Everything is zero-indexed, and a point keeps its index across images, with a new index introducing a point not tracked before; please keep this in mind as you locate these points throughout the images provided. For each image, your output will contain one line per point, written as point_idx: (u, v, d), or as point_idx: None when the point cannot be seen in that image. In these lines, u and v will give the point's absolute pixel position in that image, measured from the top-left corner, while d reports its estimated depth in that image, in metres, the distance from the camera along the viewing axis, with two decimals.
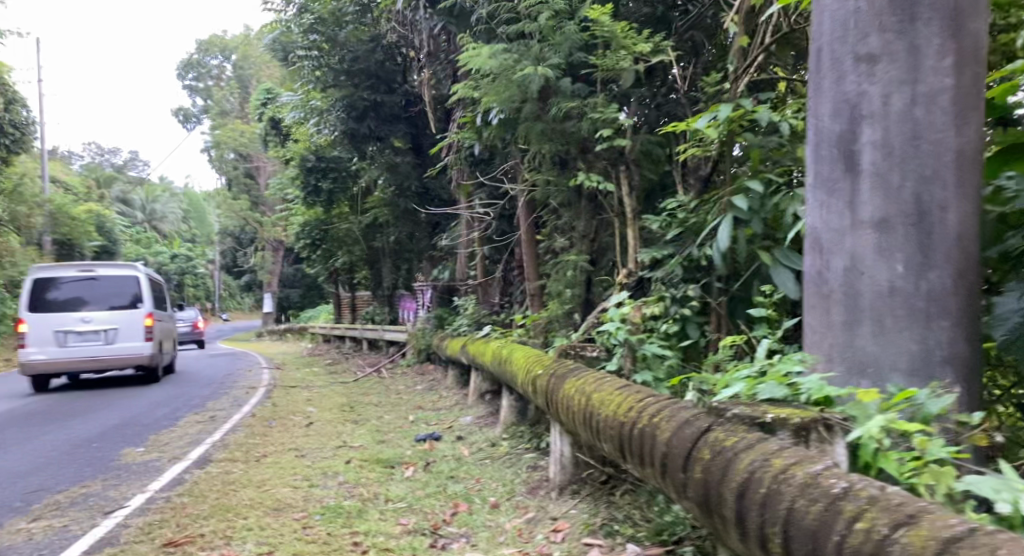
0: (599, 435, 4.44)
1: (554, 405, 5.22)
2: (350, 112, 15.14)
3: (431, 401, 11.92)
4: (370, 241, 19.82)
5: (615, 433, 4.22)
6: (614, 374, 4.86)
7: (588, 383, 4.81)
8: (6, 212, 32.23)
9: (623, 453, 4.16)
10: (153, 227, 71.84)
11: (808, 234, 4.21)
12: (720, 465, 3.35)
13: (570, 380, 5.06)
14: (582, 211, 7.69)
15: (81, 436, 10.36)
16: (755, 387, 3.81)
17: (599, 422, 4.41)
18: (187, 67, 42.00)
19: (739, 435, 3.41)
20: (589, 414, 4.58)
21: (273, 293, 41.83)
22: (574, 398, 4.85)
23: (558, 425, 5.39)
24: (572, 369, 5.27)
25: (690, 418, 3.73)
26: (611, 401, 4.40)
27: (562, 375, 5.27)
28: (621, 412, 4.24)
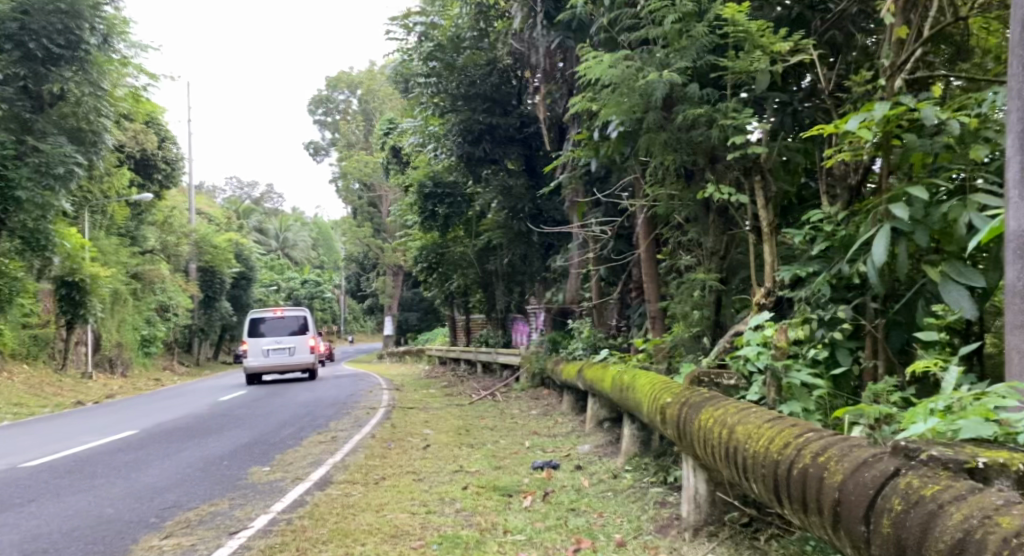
0: (747, 472, 3.95)
1: (689, 437, 4.75)
2: (466, 136, 15.04)
3: (547, 427, 11.56)
4: (484, 264, 19.70)
5: (767, 472, 3.73)
6: (757, 404, 4.38)
7: (731, 414, 4.32)
8: (154, 241, 34.18)
9: (777, 495, 3.66)
10: (284, 254, 74.62)
11: (1010, 240, 3.87)
12: (921, 517, 2.84)
13: (708, 409, 4.58)
14: (710, 226, 7.12)
15: (210, 454, 10.42)
16: (951, 424, 3.37)
17: (747, 457, 3.93)
18: (318, 103, 43.31)
19: (942, 483, 2.89)
20: (733, 448, 4.11)
21: (393, 317, 42.58)
22: (715, 429, 4.37)
23: (692, 459, 4.89)
24: (708, 397, 4.79)
25: (867, 459, 3.21)
26: (761, 435, 3.92)
27: (697, 403, 4.80)
28: (774, 448, 3.75)
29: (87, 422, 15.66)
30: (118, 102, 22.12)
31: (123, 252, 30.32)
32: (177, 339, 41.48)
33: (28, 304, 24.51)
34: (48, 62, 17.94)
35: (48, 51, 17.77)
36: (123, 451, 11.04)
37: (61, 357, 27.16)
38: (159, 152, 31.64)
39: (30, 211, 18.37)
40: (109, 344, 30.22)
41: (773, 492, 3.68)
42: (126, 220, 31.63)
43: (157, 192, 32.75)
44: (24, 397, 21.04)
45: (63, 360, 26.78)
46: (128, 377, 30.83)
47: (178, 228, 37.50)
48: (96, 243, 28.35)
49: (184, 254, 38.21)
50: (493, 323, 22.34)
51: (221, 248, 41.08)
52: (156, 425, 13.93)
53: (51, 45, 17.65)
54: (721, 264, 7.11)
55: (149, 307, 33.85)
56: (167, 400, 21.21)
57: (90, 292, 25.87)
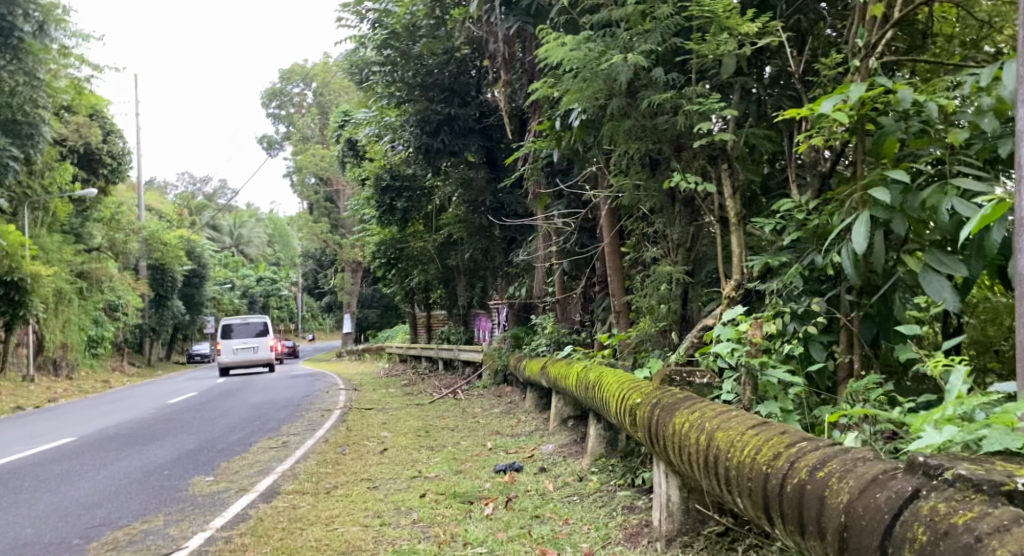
0: (732, 484, 3.68)
1: (661, 441, 4.45)
2: (424, 126, 14.52)
3: (509, 426, 11.23)
4: (444, 259, 19.28)
5: (758, 486, 3.45)
6: (736, 407, 4.11)
7: (708, 418, 4.05)
8: (101, 239, 33.23)
9: (769, 510, 3.39)
10: (240, 252, 73.46)
11: None
12: (953, 551, 2.56)
13: (682, 412, 4.29)
14: (675, 217, 6.79)
15: (154, 463, 9.92)
16: (973, 433, 3.13)
17: (733, 468, 3.65)
18: (271, 96, 42.35)
19: (975, 509, 2.62)
20: (716, 457, 3.82)
21: (352, 314, 41.94)
22: (692, 435, 4.08)
23: (664, 464, 4.61)
24: (682, 398, 4.49)
25: (878, 476, 2.97)
26: (748, 444, 3.65)
27: (670, 405, 4.50)
28: (766, 459, 3.48)
29: (29, 429, 14.98)
30: (60, 95, 21.29)
31: (69, 251, 29.34)
32: (127, 339, 40.45)
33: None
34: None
35: None
36: (62, 462, 10.49)
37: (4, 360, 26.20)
38: (103, 146, 30.57)
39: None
40: (53, 345, 29.24)
41: (765, 507, 3.41)
42: (71, 217, 30.62)
43: (103, 189, 31.77)
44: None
45: (5, 363, 25.80)
46: (73, 379, 29.93)
47: (127, 226, 36.49)
48: (39, 242, 27.34)
49: (134, 252, 37.20)
50: (454, 319, 21.95)
51: (171, 245, 40.08)
52: (101, 431, 13.34)
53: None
54: (688, 256, 6.78)
55: (97, 306, 32.89)
56: (117, 403, 20.54)
57: (33, 292, 24.96)
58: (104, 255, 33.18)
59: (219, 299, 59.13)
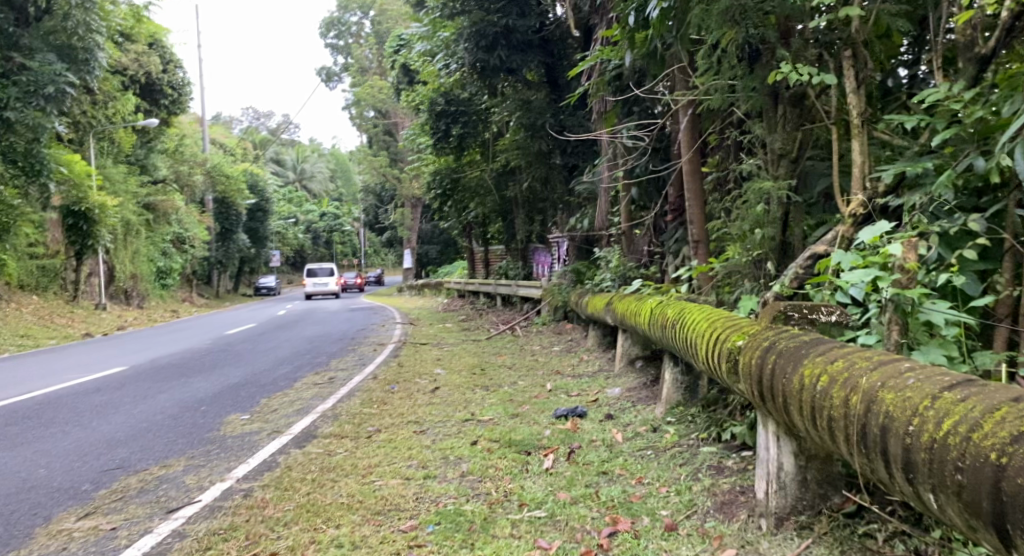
0: (917, 472, 2.89)
1: (779, 398, 3.56)
2: (479, 41, 13.58)
3: (571, 365, 10.32)
4: (502, 191, 18.32)
5: (982, 482, 2.68)
6: (891, 357, 3.27)
7: (864, 375, 3.19)
8: (165, 169, 33.10)
9: (1002, 519, 2.63)
10: (304, 186, 73.53)
11: None
12: None
13: (815, 364, 3.39)
14: (777, 121, 5.79)
15: (196, 396, 9.29)
16: None
17: (924, 451, 2.85)
18: (329, 26, 41.16)
19: None
20: (884, 431, 3.01)
21: (411, 250, 41.43)
22: (836, 398, 3.22)
23: (777, 427, 3.73)
24: (807, 344, 3.58)
25: None
26: (948, 417, 2.84)
27: (790, 353, 3.58)
28: (991, 446, 2.69)
29: (83, 357, 14.59)
30: (114, 19, 20.50)
31: (134, 181, 29.11)
32: (196, 271, 40.68)
33: (34, 234, 23.42)
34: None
35: None
36: (105, 392, 9.93)
37: (75, 289, 26.20)
38: (164, 76, 29.94)
39: (21, 134, 17.12)
40: (124, 275, 29.26)
41: (995, 514, 2.65)
42: (134, 148, 30.29)
43: (165, 119, 31.31)
44: (32, 329, 20.13)
45: (76, 291, 25.83)
46: (145, 308, 30.08)
47: (193, 159, 36.23)
48: (105, 172, 26.99)
49: (200, 184, 36.97)
50: (513, 253, 21.02)
51: (233, 177, 39.84)
52: (150, 363, 12.86)
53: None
54: (792, 167, 5.76)
55: (164, 239, 32.90)
56: (174, 333, 20.25)
57: (101, 222, 24.78)
58: (170, 186, 33.13)
59: (284, 234, 59.25)
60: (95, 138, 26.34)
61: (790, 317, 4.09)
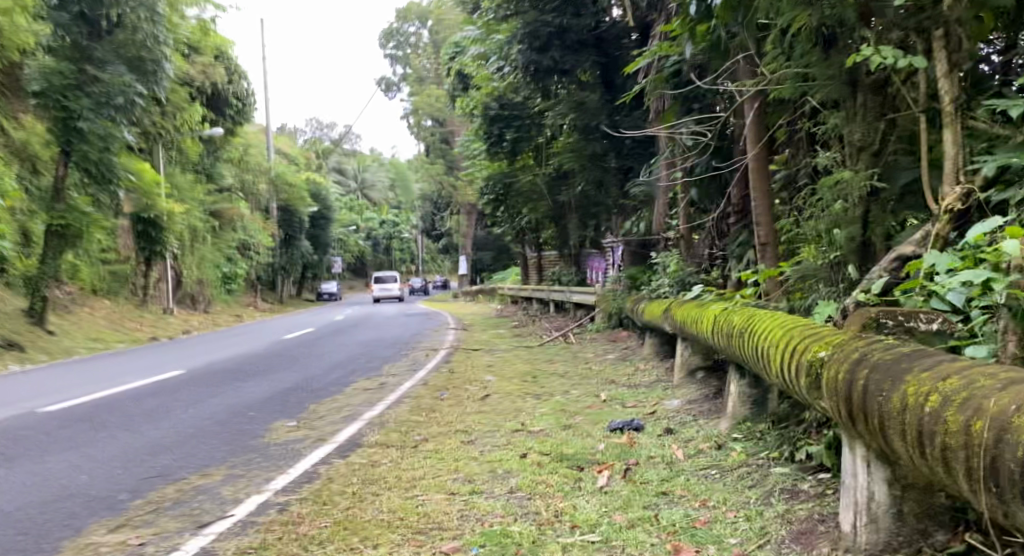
0: None
1: (874, 420, 3.11)
2: (533, 42, 13.32)
3: (626, 374, 9.91)
4: (556, 195, 17.96)
5: None
6: (1019, 374, 2.77)
7: (995, 395, 2.67)
8: (230, 177, 33.51)
9: None
10: (363, 194, 74.23)
11: None
12: None
13: (921, 381, 2.93)
14: (856, 111, 5.49)
15: (246, 400, 8.91)
16: None
17: None
18: (388, 36, 41.27)
19: None
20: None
21: (466, 257, 41.36)
22: (950, 423, 2.74)
23: (866, 451, 3.34)
24: (908, 357, 3.11)
25: None
26: None
27: (888, 368, 3.12)
28: None
29: (141, 360, 14.55)
30: (181, 29, 20.73)
31: (200, 189, 29.44)
32: (258, 277, 41.14)
33: (105, 241, 23.80)
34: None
35: None
36: (157, 395, 9.58)
37: (140, 294, 26.54)
38: (229, 87, 30.19)
39: (94, 145, 17.31)
40: (189, 281, 29.60)
41: None
42: (201, 157, 30.63)
43: (230, 129, 31.61)
44: (99, 332, 20.36)
45: (143, 296, 26.16)
46: (210, 313, 30.37)
47: (256, 166, 36.61)
48: (172, 180, 27.31)
49: (262, 192, 37.34)
50: (567, 259, 20.67)
51: (295, 185, 40.20)
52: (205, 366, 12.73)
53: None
54: (873, 159, 5.47)
55: (230, 246, 33.24)
56: (230, 336, 20.29)
57: (167, 229, 25.08)
58: (234, 194, 33.51)
59: (343, 241, 59.73)
60: (162, 148, 26.70)
61: (883, 326, 3.88)
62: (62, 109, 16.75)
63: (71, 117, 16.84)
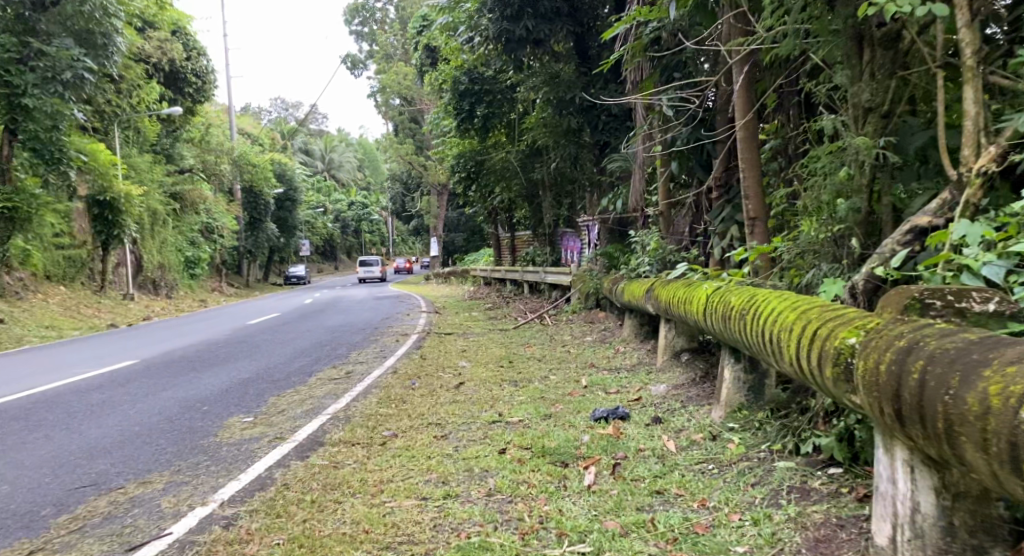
0: None
1: (943, 421, 2.91)
2: (504, 10, 12.81)
3: (606, 358, 9.43)
4: (529, 172, 17.35)
5: None
6: None
7: None
8: (192, 159, 32.52)
9: None
10: (332, 175, 73.08)
11: None
12: None
13: (1008, 378, 2.76)
14: (865, 69, 5.17)
15: (199, 394, 8.29)
16: None
17: None
18: (353, 13, 40.12)
19: None
20: None
21: (437, 238, 40.72)
22: None
23: (919, 460, 3.25)
24: (977, 348, 2.95)
25: None
26: None
27: (956, 361, 2.94)
28: None
29: (96, 349, 13.83)
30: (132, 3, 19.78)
31: (160, 170, 28.42)
32: (223, 261, 40.18)
33: (60, 223, 22.85)
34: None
35: None
36: (106, 389, 8.94)
37: (100, 280, 25.60)
38: (188, 64, 29.05)
39: (40, 123, 16.44)
40: (151, 265, 28.67)
41: None
42: (160, 136, 29.55)
43: (189, 108, 30.50)
44: (56, 320, 19.55)
45: (102, 282, 25.25)
46: (173, 298, 29.49)
47: (219, 147, 35.55)
48: (130, 161, 26.29)
49: (225, 173, 36.35)
50: (541, 239, 20.15)
51: (259, 166, 39.18)
52: (161, 355, 12.08)
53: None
54: (882, 120, 5.11)
55: (192, 228, 32.32)
56: (193, 322, 19.58)
57: (124, 212, 24.14)
58: (196, 175, 32.54)
59: (311, 223, 58.63)
60: (118, 128, 25.65)
61: (929, 308, 3.46)
62: (6, 85, 15.86)
63: (16, 95, 15.87)
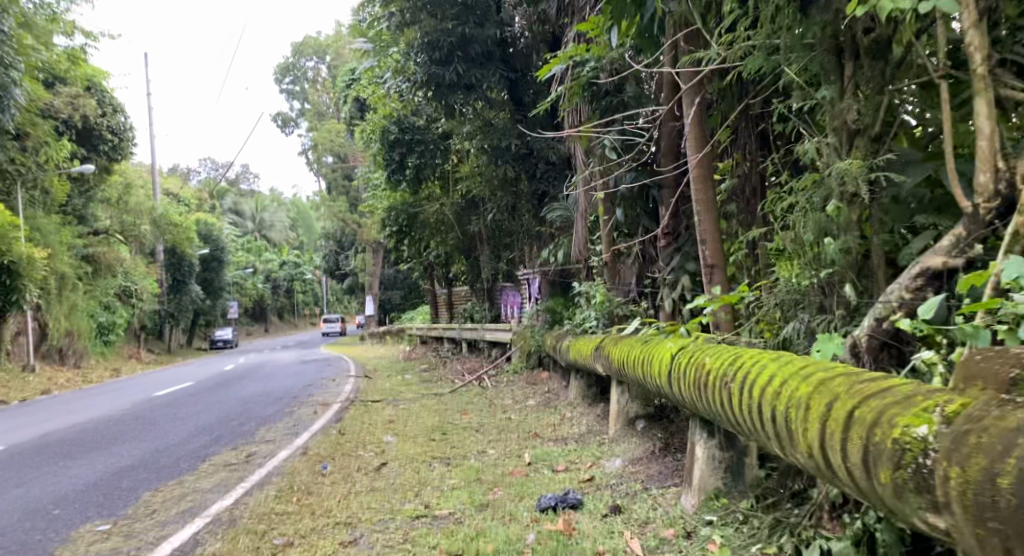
0: None
1: None
2: (433, 53, 12.04)
3: (551, 424, 8.37)
4: (463, 225, 16.42)
5: None
6: None
7: None
8: (111, 221, 30.80)
9: None
10: (263, 236, 71.20)
11: None
12: None
13: None
14: (847, 84, 4.28)
15: (65, 491, 6.94)
16: None
17: None
18: (283, 72, 38.77)
19: None
20: None
21: (373, 296, 39.53)
22: None
23: None
24: None
25: None
26: None
27: None
28: None
29: None
30: (36, 56, 18.41)
31: (71, 231, 26.58)
32: (144, 326, 38.05)
33: None
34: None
35: None
36: None
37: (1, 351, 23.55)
38: (104, 121, 27.38)
39: None
40: (62, 333, 26.67)
41: None
42: (74, 197, 27.74)
43: (106, 168, 28.71)
44: None
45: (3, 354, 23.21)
46: (83, 368, 27.44)
47: (140, 207, 33.76)
48: (37, 224, 24.44)
49: (147, 235, 34.53)
50: (479, 294, 19.10)
51: (182, 227, 37.44)
52: (43, 438, 10.56)
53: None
54: (873, 145, 4.20)
55: (108, 292, 30.40)
56: (98, 396, 17.88)
57: (25, 275, 22.30)
58: (113, 238, 30.72)
59: (240, 284, 56.49)
60: (25, 189, 23.87)
61: None
62: None
63: None
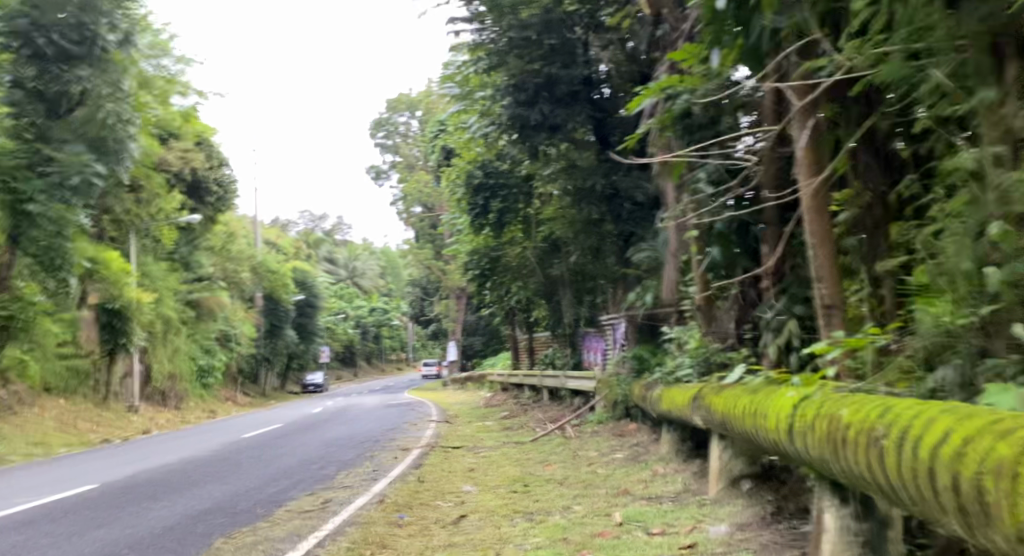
0: None
1: None
2: (519, 94, 11.85)
3: (643, 481, 7.68)
4: (548, 270, 15.94)
5: None
6: None
7: None
8: (212, 267, 31.42)
9: None
10: (353, 283, 72.16)
11: None
12: None
13: None
14: (1011, 86, 3.64)
15: (135, 534, 6.60)
16: None
17: None
18: (377, 125, 39.18)
19: None
20: None
21: (456, 343, 39.32)
22: None
23: None
24: None
25: None
26: None
27: None
28: None
29: (58, 471, 12.10)
30: (148, 105, 18.85)
31: (174, 278, 27.13)
32: (238, 370, 38.60)
33: (67, 333, 21.07)
34: (61, 60, 14.18)
35: (60, 49, 14.06)
36: (27, 526, 7.22)
37: (102, 391, 23.89)
38: (211, 174, 27.62)
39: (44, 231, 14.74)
40: (159, 375, 27.04)
41: None
42: (177, 245, 28.34)
43: (210, 218, 28.99)
44: (40, 434, 17.86)
45: (105, 396, 23.60)
46: (180, 409, 27.79)
47: (240, 255, 34.38)
48: (143, 270, 25.01)
49: (245, 281, 35.11)
50: (563, 341, 18.43)
51: (277, 273, 37.97)
52: (123, 479, 10.35)
53: (62, 41, 13.89)
54: None
55: (205, 336, 30.92)
56: (184, 437, 17.87)
57: (131, 319, 22.77)
58: (214, 283, 31.25)
59: (330, 329, 57.20)
60: (138, 238, 24.39)
61: None
62: (10, 192, 14.17)
63: (20, 202, 14.27)
